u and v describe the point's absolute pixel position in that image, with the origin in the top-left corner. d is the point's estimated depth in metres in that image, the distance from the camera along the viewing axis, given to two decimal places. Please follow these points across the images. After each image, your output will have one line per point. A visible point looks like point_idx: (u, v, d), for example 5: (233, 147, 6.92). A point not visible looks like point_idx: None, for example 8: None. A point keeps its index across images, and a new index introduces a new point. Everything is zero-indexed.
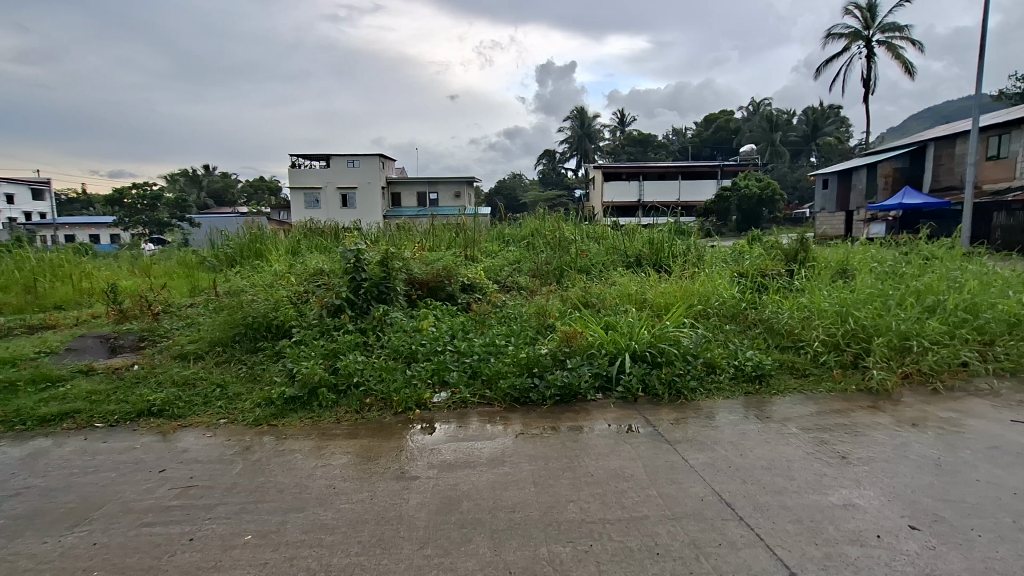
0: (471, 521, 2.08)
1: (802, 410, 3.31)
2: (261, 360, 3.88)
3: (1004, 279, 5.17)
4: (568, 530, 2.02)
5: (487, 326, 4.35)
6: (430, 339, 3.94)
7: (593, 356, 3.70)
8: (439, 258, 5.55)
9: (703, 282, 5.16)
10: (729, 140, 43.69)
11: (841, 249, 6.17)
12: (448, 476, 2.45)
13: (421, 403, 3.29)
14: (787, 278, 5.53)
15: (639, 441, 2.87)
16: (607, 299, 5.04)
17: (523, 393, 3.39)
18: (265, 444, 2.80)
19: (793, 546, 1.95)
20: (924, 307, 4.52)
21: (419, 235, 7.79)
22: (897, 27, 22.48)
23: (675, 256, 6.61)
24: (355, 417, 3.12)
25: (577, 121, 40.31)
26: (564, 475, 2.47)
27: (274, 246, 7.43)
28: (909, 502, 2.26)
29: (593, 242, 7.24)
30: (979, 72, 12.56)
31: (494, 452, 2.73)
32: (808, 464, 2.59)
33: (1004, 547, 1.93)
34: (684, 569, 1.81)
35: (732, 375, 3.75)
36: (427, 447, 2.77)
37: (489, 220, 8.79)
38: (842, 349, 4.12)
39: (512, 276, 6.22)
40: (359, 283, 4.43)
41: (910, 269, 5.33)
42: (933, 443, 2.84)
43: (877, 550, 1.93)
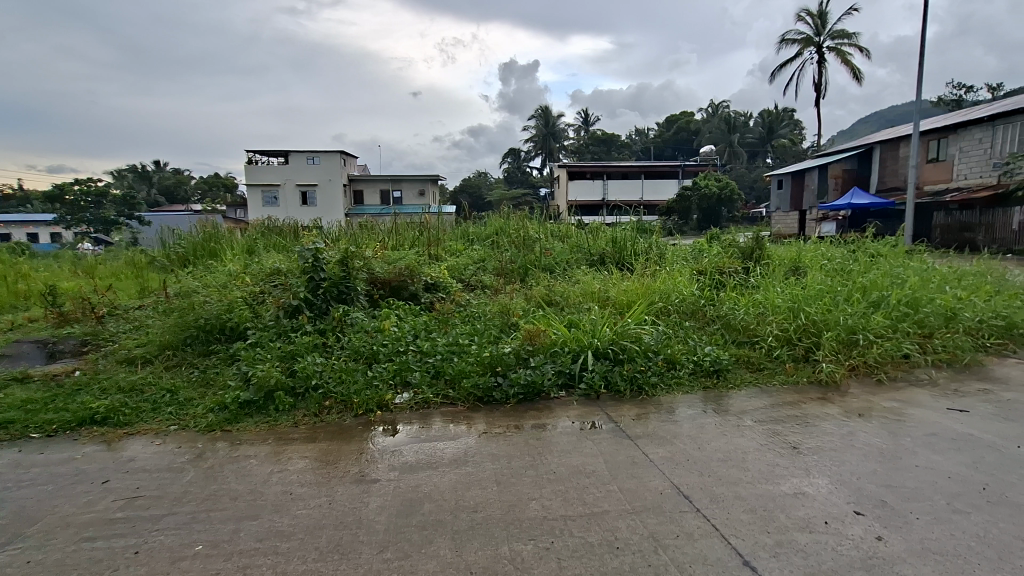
0: (432, 522, 2.05)
1: (757, 403, 3.42)
2: (215, 364, 3.75)
3: (942, 275, 5.48)
4: (529, 529, 2.03)
5: (450, 325, 4.31)
6: (392, 339, 3.88)
7: (555, 355, 3.72)
8: (401, 257, 5.48)
9: (664, 280, 5.27)
10: (690, 141, 44.81)
11: (793, 247, 6.41)
12: (409, 478, 2.42)
13: (383, 405, 3.24)
14: (743, 275, 5.71)
15: (601, 437, 2.90)
16: (571, 298, 5.08)
17: (486, 392, 3.38)
18: (219, 450, 2.70)
19: (747, 535, 2.01)
20: (870, 302, 4.75)
21: (382, 233, 7.66)
22: (845, 34, 23.49)
23: (637, 255, 6.73)
24: (314, 420, 3.05)
25: (541, 121, 40.52)
26: (527, 473, 2.48)
27: (230, 245, 7.18)
28: (855, 488, 2.36)
29: (557, 240, 7.29)
30: (919, 79, 13.26)
31: (456, 452, 2.71)
32: (762, 455, 2.69)
33: (939, 528, 2.05)
34: (643, 562, 1.84)
35: (691, 371, 3.84)
36: (388, 449, 2.73)
37: (454, 218, 8.72)
38: (795, 343, 4.29)
39: (476, 275, 6.19)
40: (318, 282, 4.33)
41: (857, 265, 5.59)
42: (876, 431, 2.99)
43: (825, 535, 2.01)
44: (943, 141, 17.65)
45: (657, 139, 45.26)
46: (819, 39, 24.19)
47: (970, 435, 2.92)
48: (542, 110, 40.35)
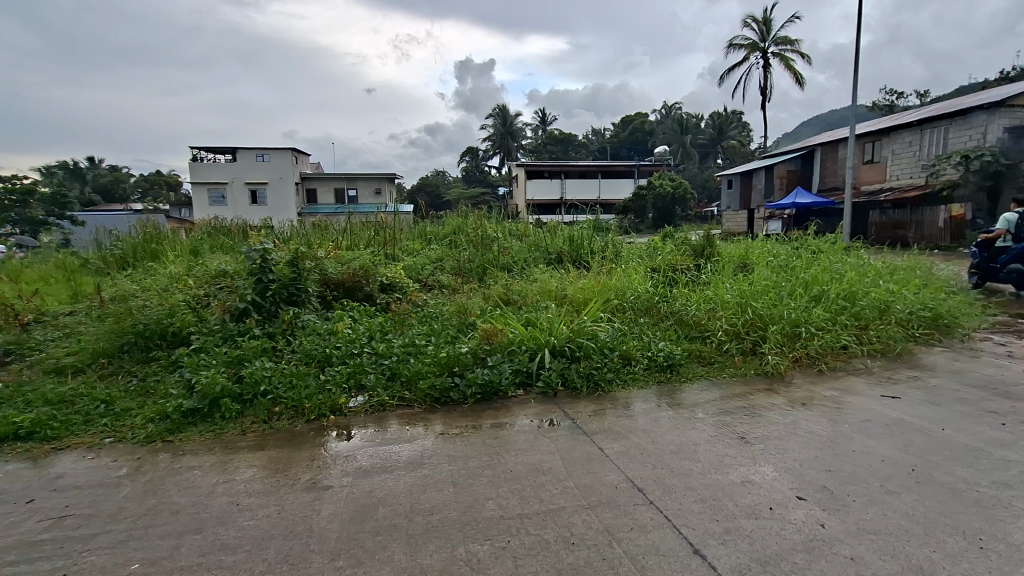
0: (386, 528, 2.02)
1: (709, 396, 3.54)
2: (156, 371, 3.55)
3: (877, 270, 5.82)
4: (486, 529, 2.02)
5: (406, 325, 4.27)
6: (346, 341, 3.79)
7: (513, 353, 3.73)
8: (356, 257, 5.35)
9: (620, 277, 5.36)
10: (644, 142, 45.89)
11: (742, 244, 6.67)
12: (363, 483, 2.37)
13: (336, 409, 3.16)
14: (695, 272, 5.90)
15: (559, 434, 2.93)
16: (528, 296, 5.10)
17: (443, 393, 3.35)
18: (159, 462, 2.57)
19: (697, 524, 2.07)
20: (813, 297, 4.99)
21: (336, 233, 7.46)
22: (788, 41, 24.58)
23: (593, 253, 6.83)
24: (262, 428, 2.94)
25: (499, 119, 40.50)
26: (484, 473, 2.47)
27: (173, 247, 6.84)
28: (798, 475, 2.47)
29: (515, 239, 7.32)
30: (854, 84, 14.02)
31: (412, 455, 2.67)
32: (712, 446, 2.78)
33: (873, 509, 2.17)
34: (598, 556, 1.87)
35: (646, 366, 3.93)
36: (343, 454, 2.66)
37: (411, 217, 8.60)
38: (743, 336, 4.46)
39: (434, 275, 6.13)
40: (266, 284, 4.19)
41: (800, 262, 5.86)
42: (818, 419, 3.15)
43: (769, 521, 2.10)
44: (878, 143, 18.77)
45: (613, 139, 46.07)
46: (765, 45, 25.22)
47: (902, 420, 3.12)
48: (499, 109, 40.31)
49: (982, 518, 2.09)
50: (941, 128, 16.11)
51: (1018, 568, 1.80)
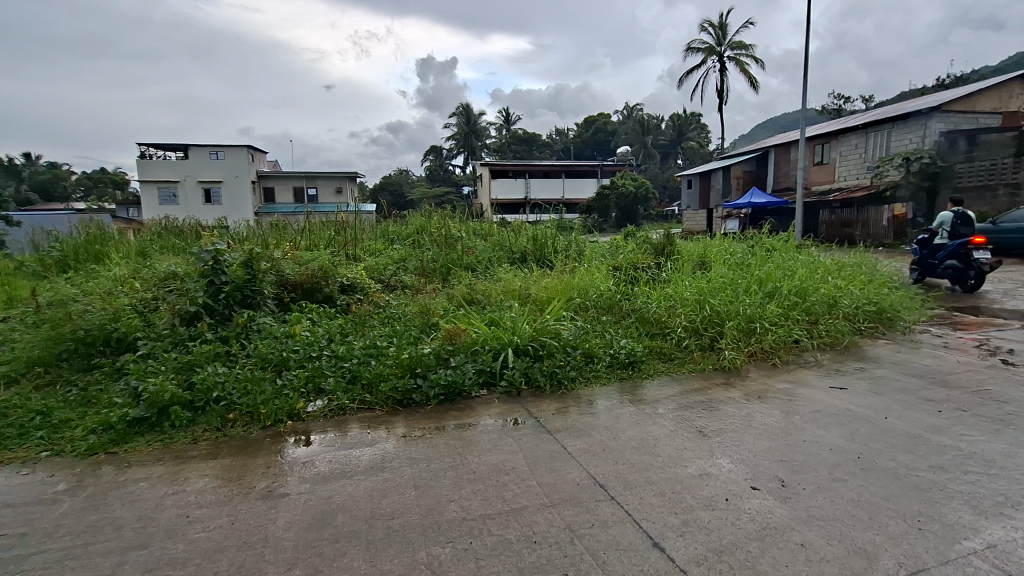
0: (346, 534, 1.98)
1: (670, 391, 3.62)
2: (99, 380, 3.37)
3: (826, 267, 6.07)
4: (448, 531, 2.00)
5: (368, 327, 4.19)
6: (304, 344, 3.69)
7: (476, 353, 3.71)
8: (315, 257, 5.22)
9: (583, 276, 5.43)
10: (607, 142, 46.56)
11: (701, 243, 6.86)
12: (322, 489, 2.31)
13: (294, 414, 3.07)
14: (655, 270, 6.02)
15: (522, 433, 2.93)
16: (492, 296, 5.09)
17: (405, 394, 3.31)
18: (102, 475, 2.44)
19: (656, 517, 2.12)
20: (767, 293, 5.17)
21: (294, 233, 7.27)
22: (743, 45, 25.36)
23: (557, 252, 6.89)
24: (215, 435, 2.83)
25: (463, 118, 40.29)
26: (446, 475, 2.45)
27: (119, 248, 6.52)
28: (753, 465, 2.56)
29: (480, 238, 7.30)
30: (804, 88, 14.61)
31: (373, 459, 2.62)
32: (672, 440, 2.84)
33: (821, 496, 2.27)
34: (559, 554, 1.88)
35: (608, 363, 3.98)
36: (301, 460, 2.59)
37: (372, 216, 8.45)
38: (701, 333, 4.58)
39: (397, 275, 6.06)
40: (219, 287, 4.03)
41: (755, 259, 6.06)
42: (772, 411, 3.26)
43: (725, 511, 2.16)
44: (827, 145, 19.61)
45: (577, 139, 46.54)
46: (721, 49, 25.95)
47: (849, 410, 3.27)
48: (462, 108, 40.17)
49: (920, 501, 2.22)
50: (884, 131, 16.98)
51: (952, 547, 1.92)
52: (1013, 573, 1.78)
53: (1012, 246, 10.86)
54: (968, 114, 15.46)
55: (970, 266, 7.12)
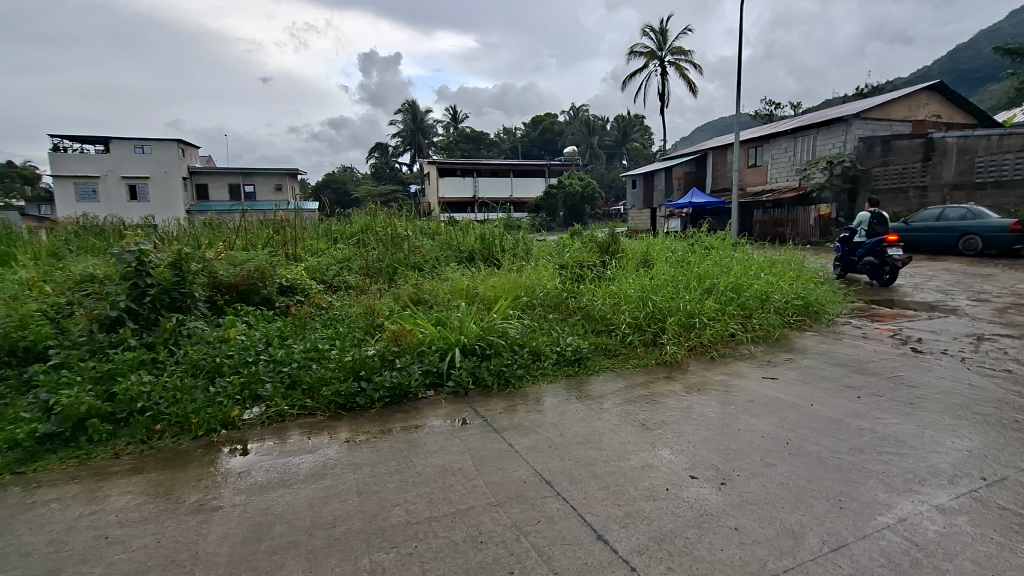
0: (284, 546, 1.90)
1: (615, 387, 3.71)
2: (3, 393, 3.08)
3: (759, 264, 6.40)
4: (391, 536, 1.97)
5: (309, 329, 4.06)
6: (239, 349, 3.52)
7: (423, 354, 3.67)
8: (251, 257, 4.99)
9: (529, 274, 5.47)
10: (554, 142, 47.13)
11: (644, 242, 7.06)
12: (258, 501, 2.21)
13: (228, 423, 2.92)
14: (601, 268, 6.14)
15: (470, 433, 2.92)
16: (440, 295, 5.04)
17: (348, 398, 3.22)
18: (7, 498, 2.23)
19: (600, 510, 2.16)
20: (705, 289, 5.39)
21: (228, 232, 6.90)
22: (682, 51, 26.34)
23: (504, 250, 6.91)
24: (139, 449, 2.65)
25: (409, 115, 39.63)
26: (391, 479, 2.40)
27: (28, 249, 5.97)
28: (691, 455, 2.66)
29: (426, 237, 7.21)
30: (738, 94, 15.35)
31: (314, 466, 2.53)
32: (616, 435, 2.91)
33: (754, 481, 2.39)
34: (505, 552, 1.88)
35: (555, 361, 4.03)
36: (237, 471, 2.47)
37: (314, 215, 8.16)
38: (644, 328, 4.71)
39: (340, 275, 5.91)
40: (143, 290, 3.78)
41: (694, 257, 6.29)
42: (710, 402, 3.41)
43: (665, 501, 2.24)
44: (760, 148, 20.71)
45: (524, 138, 46.83)
46: (662, 53, 26.83)
47: (779, 399, 3.46)
48: (408, 105, 39.48)
49: (841, 481, 2.38)
50: (810, 136, 18.12)
51: (868, 522, 2.07)
52: (921, 544, 1.93)
53: (922, 243, 11.88)
54: (883, 121, 16.74)
55: (885, 262, 7.71)
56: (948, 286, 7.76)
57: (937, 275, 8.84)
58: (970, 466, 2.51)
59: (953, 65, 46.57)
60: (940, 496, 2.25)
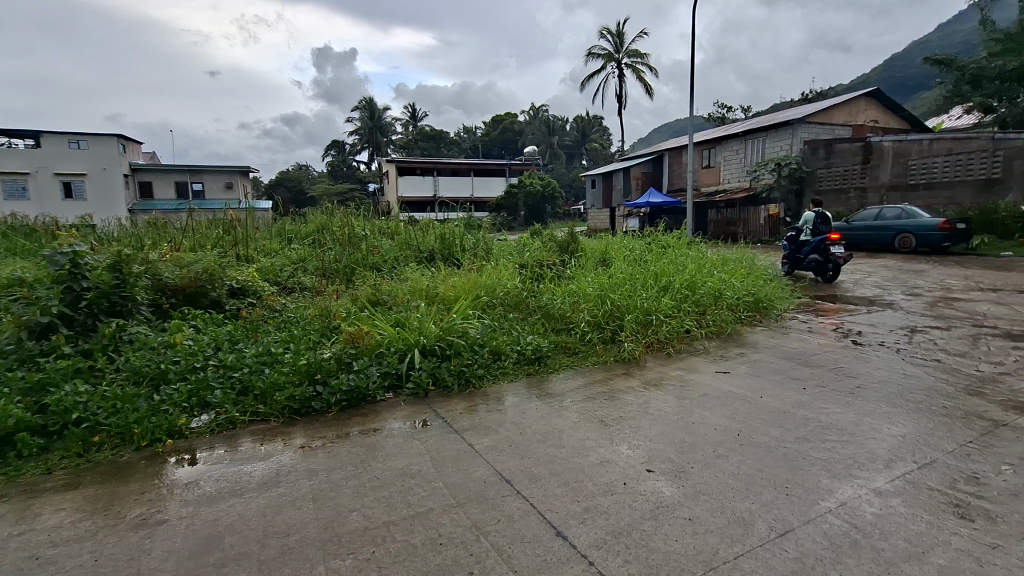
0: (234, 557, 1.83)
1: (575, 384, 3.76)
2: None
3: (712, 262, 6.62)
4: (348, 542, 1.93)
5: (261, 333, 3.93)
6: (186, 354, 3.37)
7: (381, 356, 3.61)
8: (199, 258, 4.79)
9: (489, 274, 5.46)
10: (515, 142, 47.27)
11: (603, 241, 7.18)
12: (206, 512, 2.12)
13: (174, 432, 2.79)
14: (560, 267, 6.20)
15: (430, 434, 2.90)
16: (398, 296, 4.97)
17: (303, 403, 3.13)
18: None
19: (560, 507, 2.19)
20: (662, 287, 5.53)
21: (174, 233, 6.59)
22: (638, 54, 26.89)
23: (465, 250, 6.88)
24: (75, 463, 2.50)
25: (367, 112, 38.87)
26: (348, 484, 2.35)
27: None
28: (648, 449, 2.73)
29: (385, 237, 7.10)
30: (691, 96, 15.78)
31: (267, 473, 2.46)
32: (576, 432, 2.95)
33: (707, 472, 2.47)
34: (465, 553, 1.88)
35: (515, 360, 4.05)
36: (184, 481, 2.37)
37: (267, 214, 7.90)
38: (603, 326, 4.79)
39: (295, 276, 5.75)
40: (79, 294, 3.56)
41: (651, 256, 6.43)
42: (667, 397, 3.51)
43: (623, 495, 2.28)
44: (713, 150, 21.39)
45: (484, 137, 46.76)
46: (618, 56, 27.32)
47: (731, 392, 3.59)
48: (365, 102, 38.72)
49: (788, 469, 2.49)
50: (760, 139, 18.87)
51: (812, 508, 2.17)
52: (859, 526, 2.04)
53: (863, 242, 12.56)
54: (826, 125, 17.60)
55: (828, 259, 8.12)
56: (885, 282, 8.25)
57: (876, 271, 9.36)
58: (904, 450, 2.67)
59: (889, 73, 49.45)
60: (877, 479, 2.39)
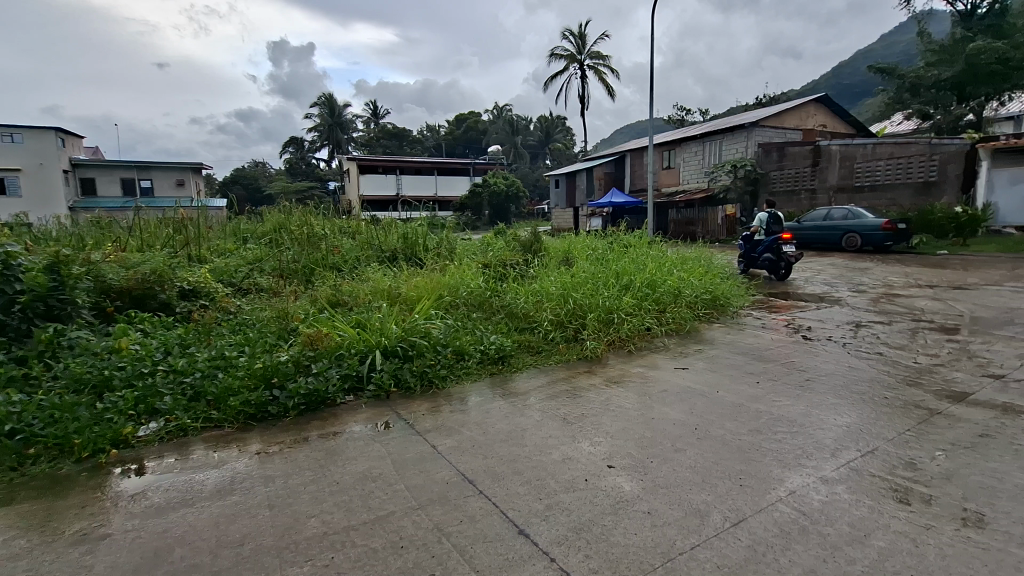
0: (184, 570, 1.77)
1: (538, 382, 3.80)
2: None
3: (672, 260, 6.78)
4: (306, 549, 1.88)
5: (215, 336, 3.80)
6: (133, 359, 3.22)
7: (341, 358, 3.54)
8: (147, 258, 4.58)
9: (453, 274, 5.43)
10: (479, 141, 47.16)
11: (565, 241, 7.25)
12: (153, 524, 2.03)
13: (120, 441, 2.66)
14: (523, 266, 6.22)
15: (392, 437, 2.86)
16: (360, 297, 4.89)
17: (259, 408, 3.04)
18: None
19: (522, 505, 2.20)
20: (623, 285, 5.63)
21: (119, 232, 6.26)
22: (600, 56, 27.27)
23: (428, 249, 6.82)
24: (7, 478, 2.35)
25: (327, 109, 37.99)
26: (306, 490, 2.30)
27: None
28: (609, 445, 2.77)
29: (346, 237, 6.96)
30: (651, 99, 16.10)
31: (220, 481, 2.37)
32: (538, 430, 2.97)
33: (666, 466, 2.53)
34: (427, 555, 1.86)
35: (479, 360, 4.04)
36: (130, 493, 2.26)
37: (220, 214, 7.62)
38: (566, 325, 4.85)
39: (250, 277, 5.57)
40: (12, 297, 3.35)
41: (613, 255, 6.54)
42: (629, 394, 3.58)
43: (584, 491, 2.31)
44: (673, 152, 21.90)
45: (448, 136, 46.45)
46: (580, 58, 27.63)
47: (690, 387, 3.70)
48: (325, 98, 37.83)
49: (741, 461, 2.58)
50: (717, 141, 19.45)
51: (764, 497, 2.26)
52: (807, 513, 2.14)
53: (813, 241, 13.12)
54: (778, 129, 18.30)
55: (781, 258, 8.46)
56: (833, 280, 8.66)
57: (824, 269, 9.81)
58: (848, 439, 2.81)
59: (836, 80, 51.83)
60: (824, 467, 2.51)
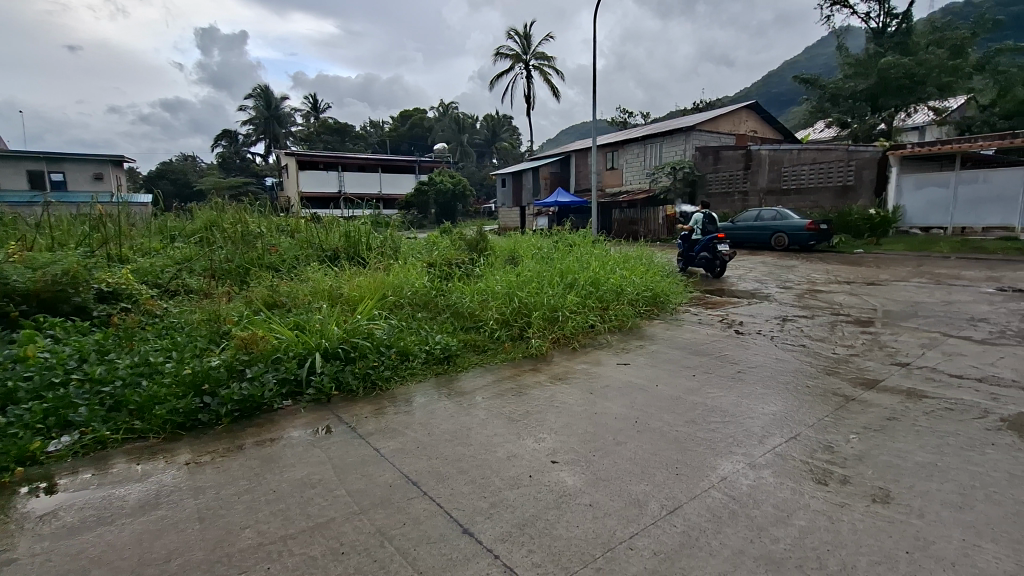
0: None
1: (483, 381, 3.80)
2: None
3: (615, 259, 6.96)
4: (240, 561, 1.81)
5: (138, 341, 3.56)
6: (42, 369, 2.96)
7: (278, 361, 3.40)
8: (58, 258, 4.22)
9: (397, 274, 5.33)
10: (425, 138, 46.56)
11: (511, 240, 7.28)
12: (67, 545, 1.88)
13: (26, 458, 2.44)
14: (469, 265, 6.20)
15: (333, 441, 2.78)
16: (299, 298, 4.71)
17: (188, 416, 2.88)
18: None
19: (466, 504, 2.20)
20: (567, 284, 5.72)
21: (25, 230, 5.73)
22: (545, 57, 27.55)
23: (371, 248, 6.65)
24: None
25: (263, 101, 36.32)
26: (239, 500, 2.20)
27: None
28: (553, 441, 2.82)
29: (284, 235, 6.69)
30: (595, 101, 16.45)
31: (144, 496, 2.23)
32: (484, 428, 2.98)
33: (607, 459, 2.61)
34: (368, 560, 1.83)
35: (423, 360, 4.00)
36: (38, 514, 2.08)
37: (145, 210, 7.12)
38: (511, 323, 4.88)
39: (178, 278, 5.25)
40: None
41: (558, 254, 6.64)
42: (572, 390, 3.65)
43: (529, 487, 2.35)
44: (616, 153, 22.47)
45: (393, 133, 45.54)
46: (526, 57, 27.80)
47: (631, 382, 3.82)
48: (261, 90, 36.13)
49: (678, 451, 2.70)
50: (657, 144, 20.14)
51: (697, 485, 2.37)
52: (738, 498, 2.26)
53: (745, 240, 13.84)
54: (714, 133, 19.17)
55: (716, 257, 8.87)
56: (763, 277, 9.17)
57: (756, 267, 10.37)
58: (775, 426, 3.00)
59: (766, 88, 54.90)
60: (753, 454, 2.66)
